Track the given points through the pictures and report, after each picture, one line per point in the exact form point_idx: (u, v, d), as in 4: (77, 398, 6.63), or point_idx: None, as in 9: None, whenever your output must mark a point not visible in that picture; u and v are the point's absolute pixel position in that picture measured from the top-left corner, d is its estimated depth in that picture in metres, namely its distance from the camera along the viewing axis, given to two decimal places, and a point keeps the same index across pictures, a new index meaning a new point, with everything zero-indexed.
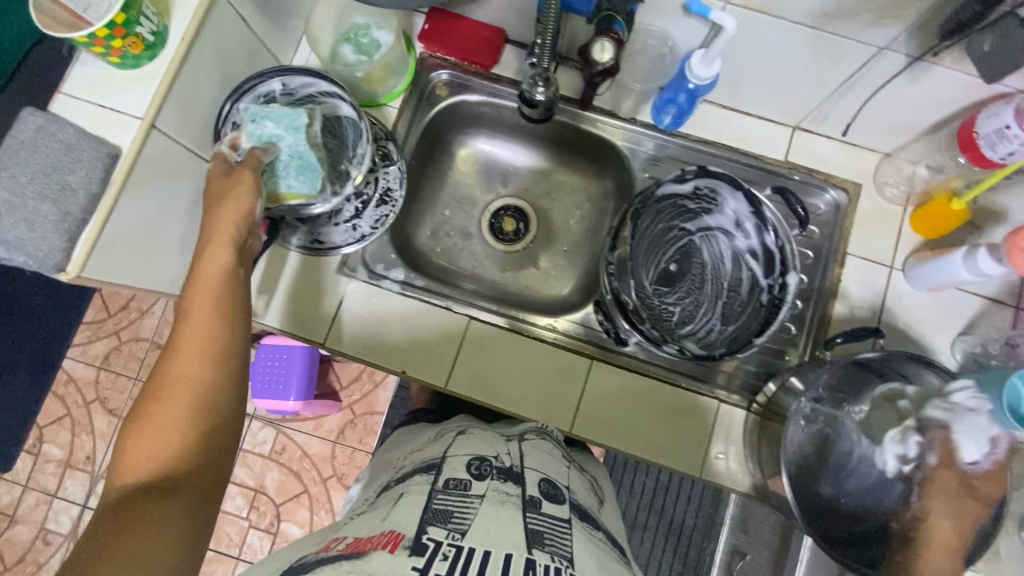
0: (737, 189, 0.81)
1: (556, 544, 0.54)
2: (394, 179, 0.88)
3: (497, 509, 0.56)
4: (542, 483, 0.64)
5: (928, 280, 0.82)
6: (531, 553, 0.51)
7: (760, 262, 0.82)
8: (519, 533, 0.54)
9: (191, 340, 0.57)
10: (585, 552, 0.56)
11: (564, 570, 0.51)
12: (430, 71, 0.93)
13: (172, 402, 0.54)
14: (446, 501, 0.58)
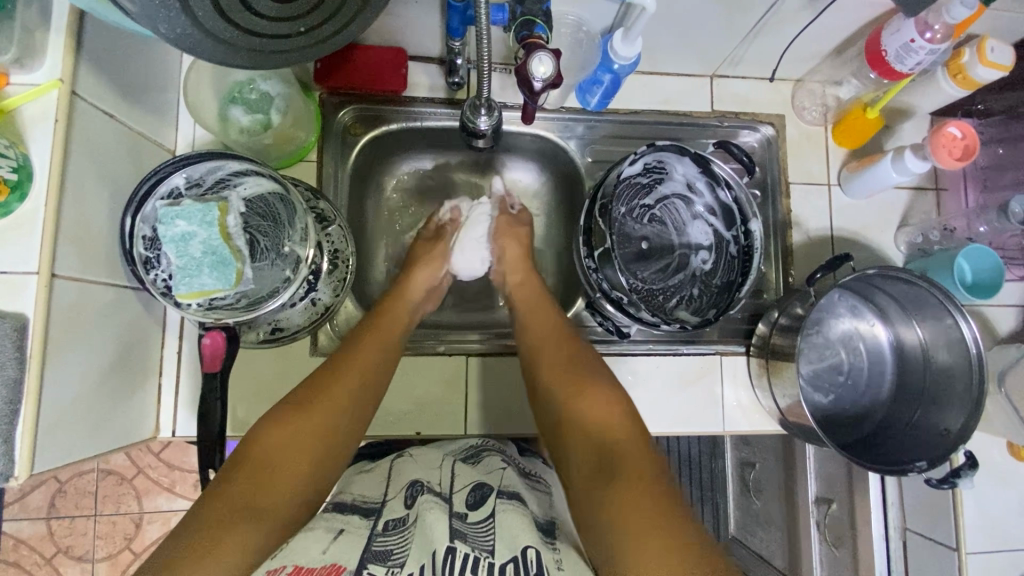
0: (684, 155, 0.83)
1: (477, 540, 0.60)
2: (339, 240, 0.81)
3: (427, 523, 0.61)
4: (471, 494, 0.68)
5: (863, 189, 0.88)
6: (452, 542, 0.59)
7: (720, 217, 0.86)
8: (439, 532, 0.60)
9: (347, 383, 0.70)
10: (509, 533, 0.61)
11: (483, 560, 0.57)
12: (337, 113, 0.84)
13: (310, 433, 0.65)
14: (387, 541, 0.62)
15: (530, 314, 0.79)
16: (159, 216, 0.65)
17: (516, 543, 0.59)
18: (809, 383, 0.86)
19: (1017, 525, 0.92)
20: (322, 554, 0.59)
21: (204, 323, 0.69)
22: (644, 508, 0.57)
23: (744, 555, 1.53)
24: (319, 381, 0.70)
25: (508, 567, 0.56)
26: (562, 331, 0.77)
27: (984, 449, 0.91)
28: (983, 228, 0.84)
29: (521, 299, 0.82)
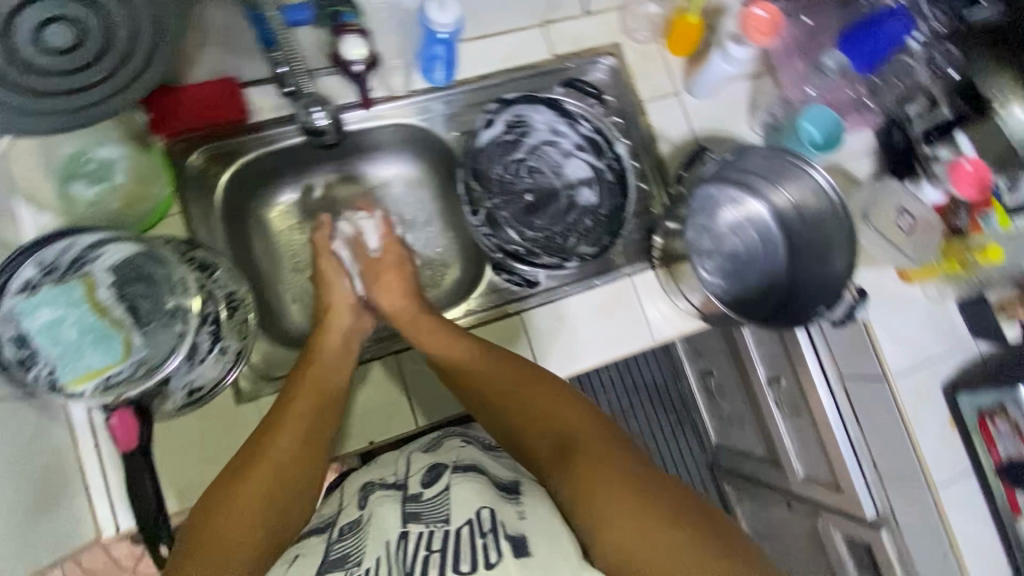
0: (537, 104, 0.87)
1: (430, 515, 0.58)
2: (229, 282, 0.78)
3: (380, 520, 0.60)
4: (426, 475, 0.67)
5: (706, 86, 0.94)
6: (406, 528, 0.57)
7: (589, 151, 0.90)
8: (391, 523, 0.58)
9: (294, 419, 0.70)
10: (462, 499, 0.58)
11: (438, 532, 0.55)
12: (187, 159, 0.81)
13: (267, 471, 0.65)
14: (342, 546, 0.59)
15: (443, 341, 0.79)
16: (22, 310, 0.63)
17: (471, 505, 0.57)
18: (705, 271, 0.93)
19: (931, 340, 0.99)
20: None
21: (106, 404, 0.66)
22: (601, 475, 0.57)
23: (732, 456, 1.62)
24: (253, 440, 0.68)
25: (463, 530, 0.53)
26: (483, 347, 0.77)
27: (880, 285, 0.99)
28: (809, 88, 0.95)
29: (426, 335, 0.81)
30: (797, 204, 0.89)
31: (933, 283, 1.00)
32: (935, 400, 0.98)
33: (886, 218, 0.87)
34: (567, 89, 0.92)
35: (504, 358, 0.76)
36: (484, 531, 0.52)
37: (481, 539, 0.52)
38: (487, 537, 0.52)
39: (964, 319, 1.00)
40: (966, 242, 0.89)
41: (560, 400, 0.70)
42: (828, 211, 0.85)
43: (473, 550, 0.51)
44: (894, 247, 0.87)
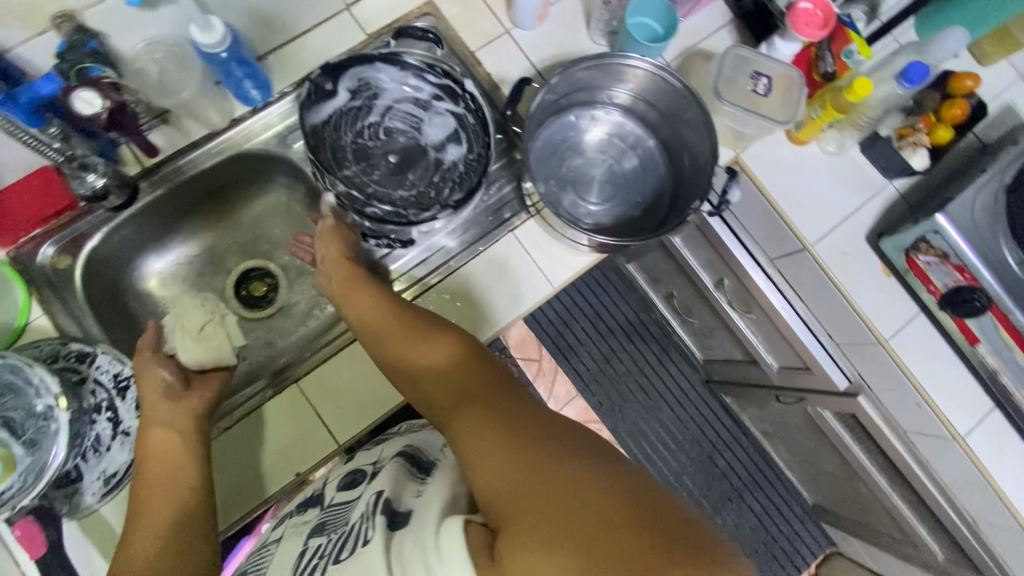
0: (376, 61, 0.84)
1: (333, 521, 0.60)
2: (114, 363, 0.78)
3: (288, 542, 0.63)
4: (343, 483, 0.69)
5: (530, 15, 0.89)
6: (309, 542, 0.59)
7: (445, 97, 0.87)
8: (299, 543, 0.61)
9: (153, 508, 0.66)
10: (362, 499, 0.59)
11: (336, 535, 0.56)
12: (33, 260, 0.79)
13: (159, 513, 0.66)
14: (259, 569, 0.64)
15: (355, 310, 0.78)
16: None
17: (370, 496, 0.58)
18: (585, 202, 0.90)
19: (842, 193, 0.95)
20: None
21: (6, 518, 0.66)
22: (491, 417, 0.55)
23: (718, 367, 1.60)
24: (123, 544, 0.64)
25: (353, 525, 0.54)
26: (394, 309, 0.76)
27: (770, 156, 0.94)
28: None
29: (348, 302, 0.80)
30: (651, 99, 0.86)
31: (827, 137, 0.94)
32: (861, 253, 0.94)
33: (742, 88, 0.82)
34: (406, 40, 0.87)
35: (413, 316, 0.74)
36: (369, 514, 0.52)
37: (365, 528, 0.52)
38: (366, 524, 0.51)
39: (870, 163, 0.95)
40: (836, 86, 0.84)
41: (452, 349, 0.69)
42: (682, 96, 0.81)
43: (355, 539, 0.51)
44: (763, 114, 0.81)
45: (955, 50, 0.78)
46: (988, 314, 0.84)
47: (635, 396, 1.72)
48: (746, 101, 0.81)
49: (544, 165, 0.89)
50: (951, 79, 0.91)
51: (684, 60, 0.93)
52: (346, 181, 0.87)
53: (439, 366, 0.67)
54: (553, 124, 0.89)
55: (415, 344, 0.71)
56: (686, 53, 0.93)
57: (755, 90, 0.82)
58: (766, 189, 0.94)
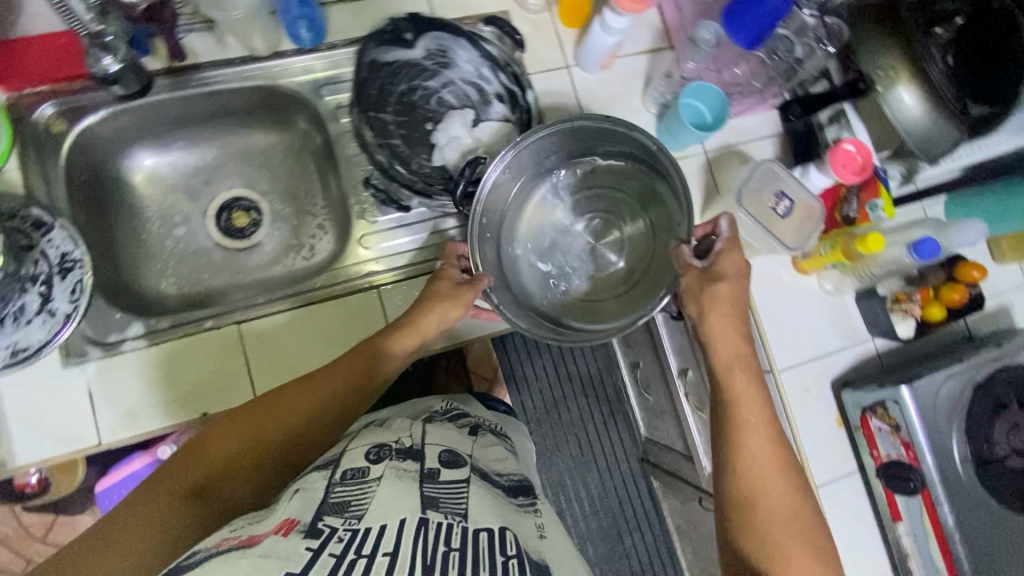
0: (460, 39, 0.85)
1: (449, 507, 0.65)
2: (66, 242, 0.76)
3: (395, 489, 0.65)
4: (443, 456, 0.76)
5: (595, 60, 0.90)
6: (425, 514, 0.62)
7: (504, 100, 0.87)
8: (412, 501, 0.63)
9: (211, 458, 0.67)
10: (477, 502, 0.68)
11: (457, 526, 0.61)
12: (29, 114, 0.78)
13: (201, 465, 0.66)
14: (343, 491, 0.64)
15: (744, 426, 0.72)
16: None
17: (489, 521, 0.65)
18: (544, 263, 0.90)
19: (823, 332, 0.95)
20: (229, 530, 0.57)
21: None
22: None
23: (657, 450, 1.58)
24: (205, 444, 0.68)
25: (483, 534, 0.62)
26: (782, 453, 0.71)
27: (769, 272, 0.95)
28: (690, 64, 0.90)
29: (723, 358, 0.75)
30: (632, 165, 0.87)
31: (829, 276, 0.95)
32: (823, 394, 0.94)
33: (763, 203, 0.82)
34: (495, 31, 0.87)
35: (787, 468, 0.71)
36: (504, 553, 0.59)
37: (504, 558, 0.58)
38: (510, 552, 0.60)
39: (860, 315, 0.96)
40: (850, 232, 0.85)
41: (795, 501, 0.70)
42: (669, 171, 0.80)
43: (490, 560, 0.58)
44: (774, 235, 0.82)
45: (973, 241, 0.80)
46: (918, 497, 0.85)
47: (568, 449, 1.71)
48: (762, 217, 0.82)
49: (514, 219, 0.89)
50: (960, 264, 0.92)
51: (720, 154, 0.95)
52: (379, 124, 0.85)
53: (792, 512, 0.69)
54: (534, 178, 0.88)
55: (773, 504, 0.69)
56: (724, 148, 0.96)
57: (775, 210, 0.82)
58: (756, 303, 0.94)
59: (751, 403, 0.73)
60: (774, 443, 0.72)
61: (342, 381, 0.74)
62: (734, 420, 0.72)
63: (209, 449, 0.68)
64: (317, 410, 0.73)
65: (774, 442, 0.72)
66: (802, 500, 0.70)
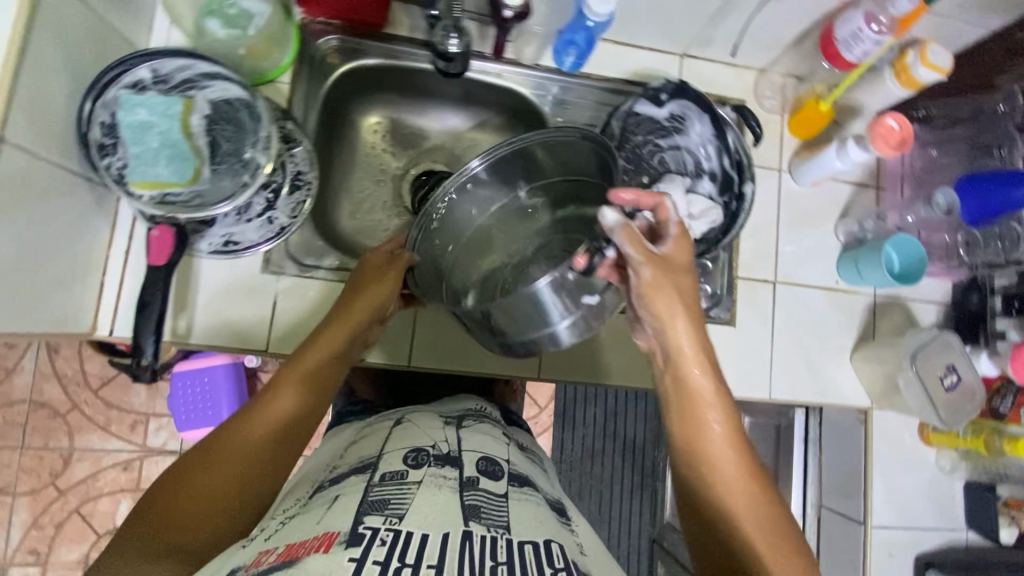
0: (700, 115, 0.90)
1: (492, 519, 0.60)
2: (305, 161, 0.81)
3: (434, 497, 0.60)
4: (483, 462, 0.69)
5: (811, 176, 0.94)
6: (469, 526, 0.57)
7: (715, 181, 0.91)
8: (454, 511, 0.59)
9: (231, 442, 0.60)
10: (525, 516, 0.63)
11: (501, 539, 0.57)
12: (318, 41, 0.85)
13: (224, 453, 0.59)
14: (383, 490, 0.61)
15: (699, 431, 0.62)
16: (122, 103, 0.66)
17: (537, 533, 0.60)
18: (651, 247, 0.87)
19: (925, 504, 0.96)
20: (259, 542, 0.54)
21: (153, 217, 0.67)
22: None
23: (677, 540, 1.58)
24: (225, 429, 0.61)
25: (527, 546, 0.57)
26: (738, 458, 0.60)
27: (893, 430, 0.96)
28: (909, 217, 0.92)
29: (680, 351, 0.65)
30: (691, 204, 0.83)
31: (948, 454, 0.96)
32: (904, 563, 0.94)
33: (934, 370, 0.83)
34: (737, 118, 0.91)
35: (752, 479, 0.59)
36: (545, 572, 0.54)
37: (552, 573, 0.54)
38: (558, 565, 0.56)
39: (965, 503, 0.96)
40: (999, 426, 0.88)
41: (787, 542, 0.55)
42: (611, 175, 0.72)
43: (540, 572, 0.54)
44: (934, 405, 0.83)
45: None
46: None
47: (588, 501, 1.71)
48: (930, 383, 0.83)
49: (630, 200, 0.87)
50: None
51: (887, 303, 0.98)
52: None
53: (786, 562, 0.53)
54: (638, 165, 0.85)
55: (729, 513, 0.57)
56: (893, 299, 0.98)
57: (944, 381, 0.83)
58: (871, 449, 0.96)
59: (710, 400, 0.63)
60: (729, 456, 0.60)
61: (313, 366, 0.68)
62: (686, 411, 0.63)
63: (191, 478, 0.56)
64: (297, 410, 0.64)
65: (732, 449, 0.61)
66: (760, 493, 0.58)
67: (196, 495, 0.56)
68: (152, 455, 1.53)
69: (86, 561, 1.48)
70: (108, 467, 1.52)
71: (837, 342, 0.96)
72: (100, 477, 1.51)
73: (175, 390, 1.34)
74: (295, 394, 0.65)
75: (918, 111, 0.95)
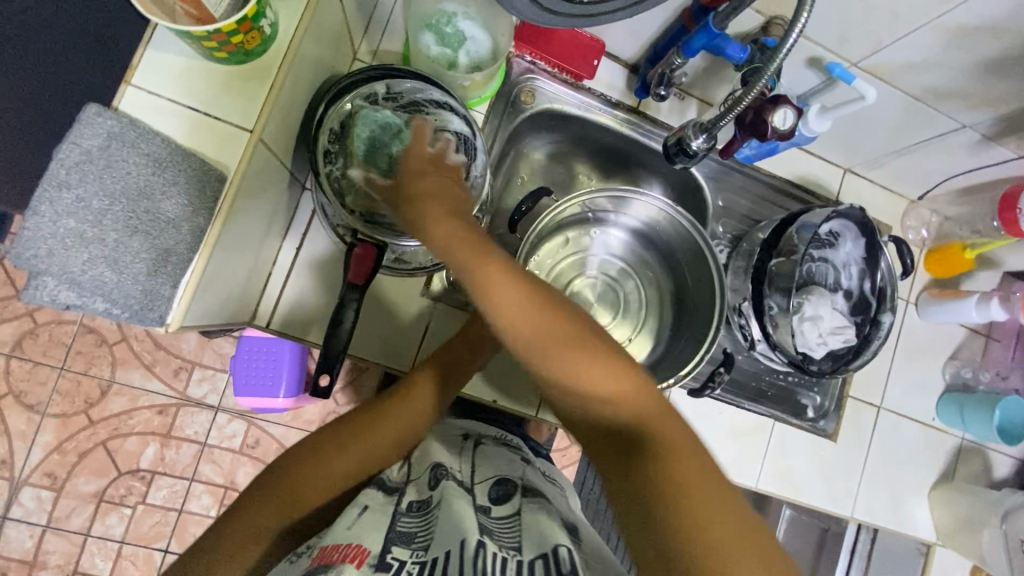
0: (854, 237, 0.92)
1: (504, 538, 0.53)
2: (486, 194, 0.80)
3: (454, 509, 0.56)
4: (493, 487, 0.64)
5: (937, 316, 0.97)
6: (480, 540, 0.51)
7: (853, 302, 0.93)
8: (468, 524, 0.53)
9: (337, 456, 0.66)
10: (538, 530, 0.55)
11: (513, 560, 0.49)
12: (519, 77, 0.85)
13: (330, 460, 0.66)
14: (410, 522, 0.56)
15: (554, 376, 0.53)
16: (357, 117, 0.67)
17: (550, 543, 0.52)
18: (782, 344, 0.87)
19: None
20: (343, 532, 0.54)
21: (358, 233, 0.67)
22: None
23: None
24: (338, 433, 0.68)
25: (539, 562, 0.49)
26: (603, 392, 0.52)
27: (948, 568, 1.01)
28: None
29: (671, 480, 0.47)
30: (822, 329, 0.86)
31: None
32: None
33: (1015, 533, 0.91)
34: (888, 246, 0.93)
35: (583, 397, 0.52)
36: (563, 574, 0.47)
37: None
38: None
39: None
40: None
41: None
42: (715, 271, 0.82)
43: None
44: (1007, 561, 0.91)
45: None
46: None
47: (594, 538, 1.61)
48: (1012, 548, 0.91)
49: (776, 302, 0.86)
50: None
51: (972, 448, 1.02)
52: (746, 256, 0.91)
53: None
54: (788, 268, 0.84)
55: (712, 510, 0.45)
56: (977, 445, 1.02)
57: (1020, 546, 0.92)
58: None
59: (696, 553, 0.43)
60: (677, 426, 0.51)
61: (413, 411, 0.72)
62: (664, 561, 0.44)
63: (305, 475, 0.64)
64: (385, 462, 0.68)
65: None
66: None
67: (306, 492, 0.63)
68: (188, 406, 1.50)
69: (103, 495, 1.46)
70: (143, 408, 1.49)
71: (917, 477, 0.99)
72: (133, 416, 1.48)
73: (240, 352, 1.33)
74: (392, 438, 0.70)
75: None
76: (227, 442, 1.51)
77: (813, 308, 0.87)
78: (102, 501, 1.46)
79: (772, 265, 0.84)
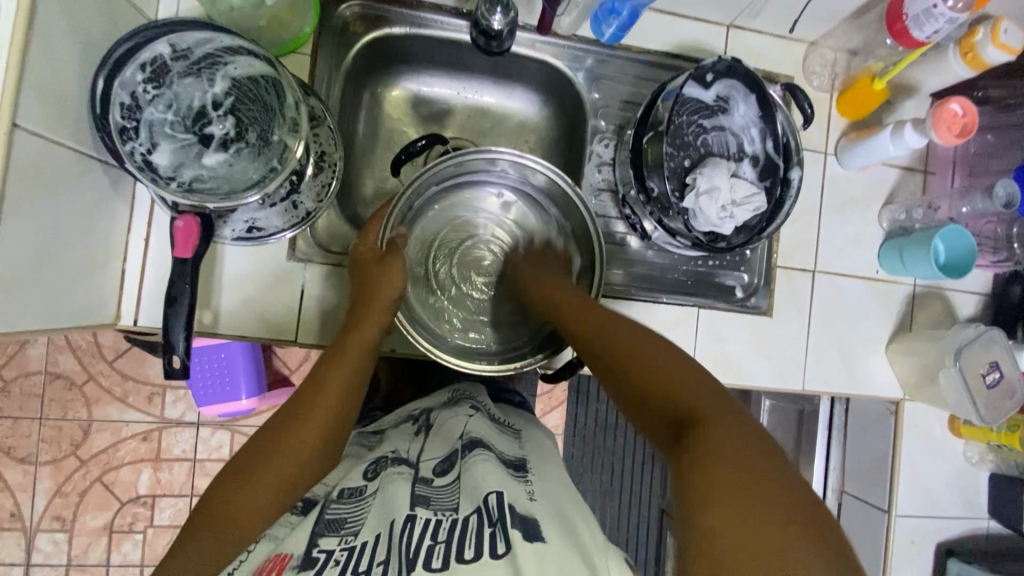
0: (749, 94, 0.84)
1: (440, 503, 0.55)
2: (329, 141, 0.76)
3: (388, 495, 0.57)
4: (437, 459, 0.63)
5: (857, 161, 0.89)
6: (413, 511, 0.54)
7: (761, 167, 0.84)
8: (399, 502, 0.55)
9: (267, 464, 0.58)
10: (474, 483, 0.57)
11: (446, 521, 0.52)
12: (339, 8, 0.80)
13: (265, 474, 0.58)
14: (340, 509, 0.57)
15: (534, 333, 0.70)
16: (140, 83, 0.63)
17: (480, 492, 0.55)
18: (681, 225, 0.80)
19: (950, 492, 0.96)
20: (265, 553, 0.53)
21: (177, 206, 0.63)
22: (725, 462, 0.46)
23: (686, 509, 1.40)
24: (266, 438, 0.61)
25: (471, 515, 0.52)
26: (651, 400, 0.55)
27: (923, 422, 0.95)
28: (964, 209, 0.88)
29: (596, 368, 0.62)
30: (727, 201, 0.79)
31: (976, 446, 0.96)
32: (926, 550, 0.96)
33: (977, 369, 0.85)
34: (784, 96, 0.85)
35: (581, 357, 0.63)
36: (494, 520, 0.51)
37: (490, 528, 0.50)
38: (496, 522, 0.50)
39: (988, 495, 0.97)
40: None
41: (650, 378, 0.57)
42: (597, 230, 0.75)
43: (478, 539, 0.49)
44: (972, 400, 0.85)
45: None
46: None
47: (598, 472, 1.48)
48: (975, 385, 0.85)
49: (663, 183, 0.80)
50: None
51: (928, 293, 0.94)
52: (626, 145, 0.85)
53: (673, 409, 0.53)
54: (660, 143, 0.80)
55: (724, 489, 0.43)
56: (933, 290, 0.94)
57: (986, 381, 0.86)
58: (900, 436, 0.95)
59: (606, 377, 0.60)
60: (699, 389, 0.54)
61: (337, 398, 0.65)
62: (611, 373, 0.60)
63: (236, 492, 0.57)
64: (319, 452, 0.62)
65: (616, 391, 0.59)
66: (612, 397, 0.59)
67: (238, 510, 0.56)
68: (170, 427, 1.48)
69: (112, 526, 1.46)
70: (128, 438, 1.47)
71: (871, 335, 0.94)
72: (120, 448, 1.46)
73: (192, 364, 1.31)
74: (319, 425, 0.62)
75: (975, 91, 0.89)
76: (217, 453, 1.50)
77: (709, 182, 0.79)
78: (112, 533, 1.46)
79: (643, 144, 0.81)
